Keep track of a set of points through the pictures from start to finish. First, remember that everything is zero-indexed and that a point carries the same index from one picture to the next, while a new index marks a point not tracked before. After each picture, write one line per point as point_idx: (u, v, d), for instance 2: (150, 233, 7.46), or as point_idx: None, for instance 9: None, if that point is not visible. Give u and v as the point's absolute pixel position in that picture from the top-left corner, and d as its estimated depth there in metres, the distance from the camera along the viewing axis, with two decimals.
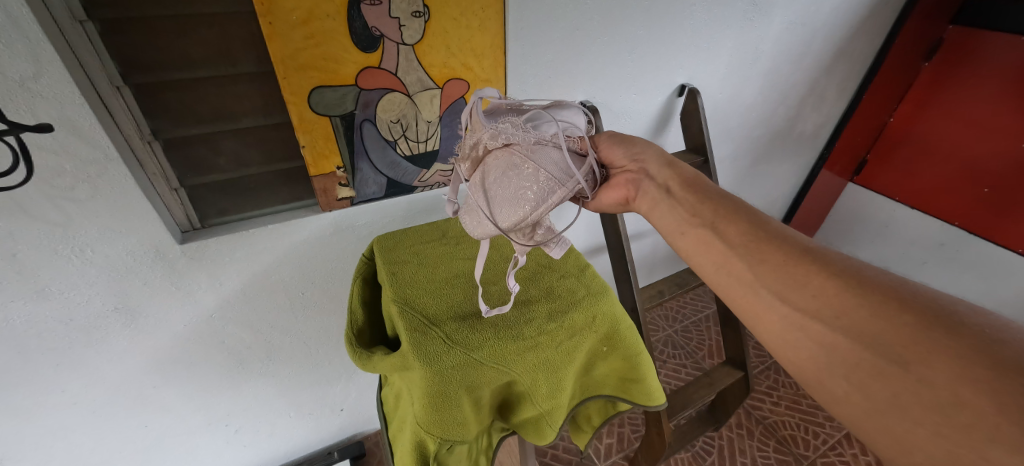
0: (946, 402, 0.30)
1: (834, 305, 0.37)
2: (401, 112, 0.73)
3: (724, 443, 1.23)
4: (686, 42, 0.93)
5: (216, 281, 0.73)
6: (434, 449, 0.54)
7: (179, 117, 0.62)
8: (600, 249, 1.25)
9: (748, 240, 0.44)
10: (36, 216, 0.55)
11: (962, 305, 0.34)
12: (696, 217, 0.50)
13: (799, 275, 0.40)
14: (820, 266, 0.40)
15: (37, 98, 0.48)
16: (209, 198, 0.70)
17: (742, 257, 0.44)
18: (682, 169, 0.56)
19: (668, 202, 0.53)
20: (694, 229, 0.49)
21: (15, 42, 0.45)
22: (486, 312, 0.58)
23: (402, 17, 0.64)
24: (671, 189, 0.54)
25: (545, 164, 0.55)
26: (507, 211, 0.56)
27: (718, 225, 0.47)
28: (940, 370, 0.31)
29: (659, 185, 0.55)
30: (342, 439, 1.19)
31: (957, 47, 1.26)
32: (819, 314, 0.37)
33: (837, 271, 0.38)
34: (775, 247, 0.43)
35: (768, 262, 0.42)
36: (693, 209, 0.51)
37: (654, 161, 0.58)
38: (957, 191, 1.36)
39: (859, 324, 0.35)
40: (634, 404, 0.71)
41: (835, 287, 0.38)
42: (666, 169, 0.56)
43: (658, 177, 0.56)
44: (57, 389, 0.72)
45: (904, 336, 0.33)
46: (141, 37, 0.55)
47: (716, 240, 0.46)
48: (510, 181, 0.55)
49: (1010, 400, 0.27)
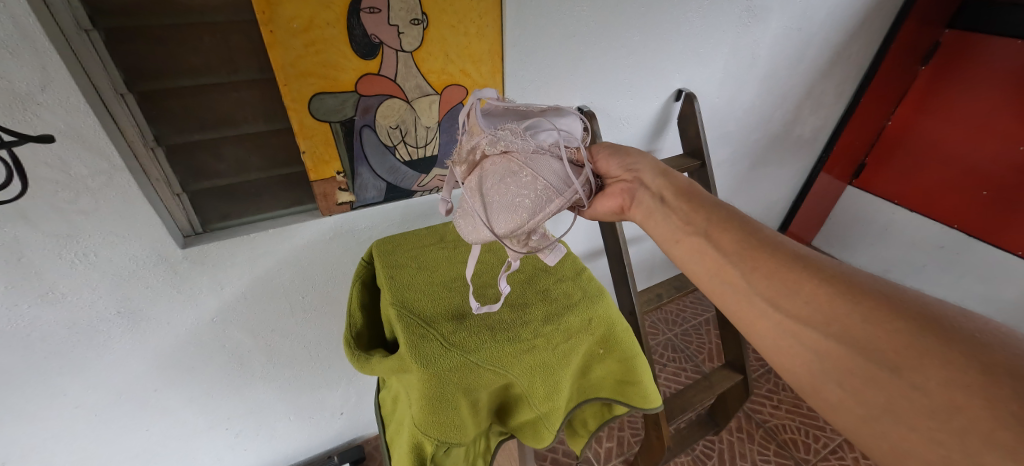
0: (938, 408, 0.30)
1: (826, 311, 0.37)
2: (400, 118, 0.74)
3: (724, 447, 1.23)
4: (682, 48, 0.94)
5: (217, 285, 0.74)
6: (431, 451, 0.54)
7: (181, 125, 0.63)
8: (599, 253, 1.26)
9: (741, 246, 0.45)
10: (39, 221, 0.56)
11: (954, 311, 0.34)
12: (690, 225, 0.50)
13: (791, 282, 0.40)
14: (811, 273, 0.40)
15: (42, 107, 0.50)
16: (211, 203, 0.71)
17: (735, 264, 0.44)
18: (676, 179, 0.57)
19: (663, 210, 0.54)
20: (688, 235, 0.50)
21: (23, 52, 0.46)
22: (474, 310, 0.59)
23: (400, 25, 0.65)
24: (665, 197, 0.55)
25: (544, 172, 0.57)
26: (504, 217, 0.56)
27: (712, 233, 0.48)
28: (931, 376, 0.31)
29: (653, 194, 0.56)
30: (342, 442, 1.19)
31: (954, 52, 1.27)
32: (811, 320, 0.38)
33: (828, 277, 0.39)
34: (768, 254, 0.43)
35: (761, 269, 0.43)
36: (687, 218, 0.51)
37: (649, 170, 0.58)
38: (958, 194, 1.36)
39: (849, 330, 0.36)
40: (631, 406, 0.71)
41: (826, 292, 0.38)
42: (660, 177, 0.57)
43: (652, 186, 0.57)
44: (60, 392, 0.72)
45: (895, 342, 0.33)
46: (145, 46, 0.56)
47: (711, 248, 0.47)
48: (509, 187, 0.56)
49: (1003, 404, 0.28)
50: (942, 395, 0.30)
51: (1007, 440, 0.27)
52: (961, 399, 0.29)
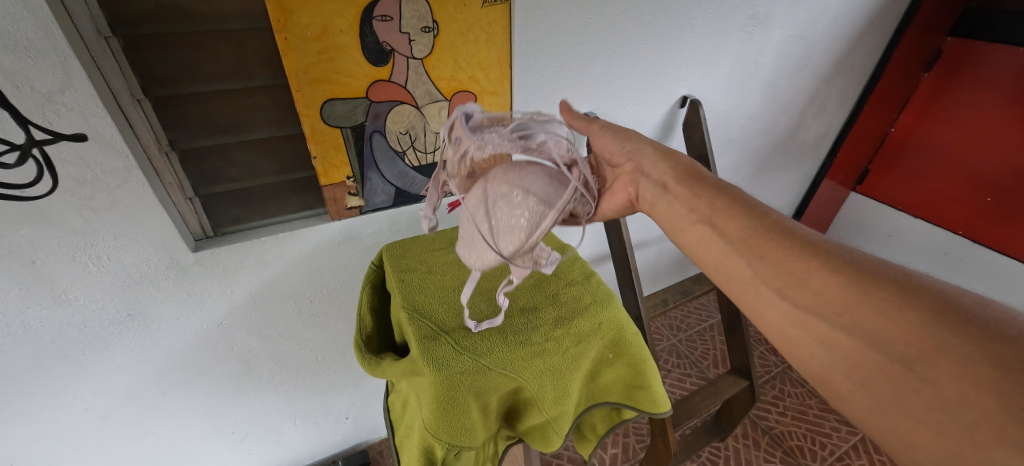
0: (947, 400, 0.31)
1: (837, 301, 0.38)
2: (409, 123, 0.75)
3: (731, 454, 1.22)
4: (687, 56, 0.95)
5: (227, 288, 0.75)
6: (442, 455, 0.54)
7: (195, 130, 0.64)
8: (604, 258, 1.26)
9: (746, 235, 0.45)
10: (55, 223, 0.57)
11: (968, 299, 0.34)
12: (695, 214, 0.50)
13: (800, 272, 0.41)
14: (820, 262, 0.40)
15: (62, 110, 0.51)
16: (223, 207, 0.72)
17: (741, 252, 0.45)
18: (676, 158, 0.57)
19: (666, 200, 0.54)
20: (693, 224, 0.50)
21: (43, 55, 0.47)
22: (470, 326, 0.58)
23: (412, 33, 0.66)
24: (665, 184, 0.55)
25: (533, 188, 0.55)
26: (500, 238, 0.56)
27: (717, 222, 0.48)
28: (944, 371, 0.31)
29: (655, 184, 0.56)
30: (348, 447, 1.19)
31: (954, 59, 1.28)
32: (821, 310, 0.38)
33: (838, 267, 0.39)
34: (775, 242, 0.43)
35: (768, 258, 0.43)
36: (690, 207, 0.51)
37: (648, 157, 0.58)
38: (961, 199, 1.36)
39: (862, 321, 0.36)
40: (640, 411, 0.70)
41: (837, 283, 0.38)
42: (659, 165, 0.56)
43: (652, 175, 0.57)
44: (69, 395, 0.73)
45: (906, 332, 0.34)
46: (165, 54, 0.57)
47: (716, 237, 0.47)
48: (501, 205, 0.56)
49: (1011, 396, 0.28)
50: (951, 388, 0.31)
51: (1015, 433, 0.27)
52: (970, 393, 0.30)
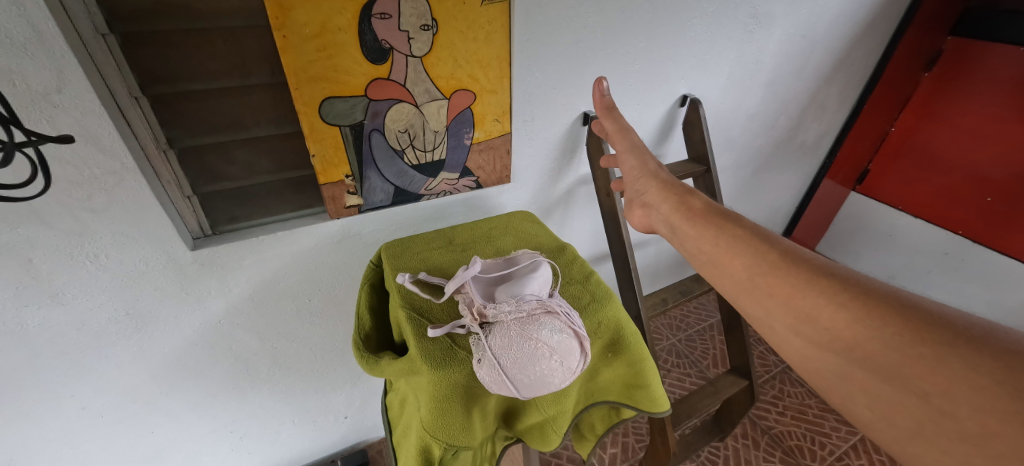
0: None
1: (847, 337, 0.39)
2: (409, 121, 0.75)
3: (730, 453, 1.21)
4: (687, 55, 0.95)
5: (225, 287, 0.74)
6: (439, 455, 0.54)
7: (193, 128, 0.64)
8: (603, 257, 1.26)
9: (754, 274, 0.48)
10: (51, 222, 0.56)
11: (981, 329, 0.35)
12: (703, 252, 0.54)
13: (807, 309, 0.42)
14: (826, 296, 0.42)
15: (58, 108, 0.50)
16: (222, 205, 0.72)
17: (753, 289, 0.48)
18: (675, 189, 0.63)
19: (676, 237, 0.59)
20: (704, 261, 0.53)
21: (38, 52, 0.47)
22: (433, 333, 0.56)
23: (411, 31, 0.66)
24: (672, 222, 0.60)
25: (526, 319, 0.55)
26: (488, 361, 0.52)
27: (723, 260, 0.51)
28: (962, 402, 0.33)
29: (665, 218, 0.62)
30: (346, 447, 1.19)
31: (955, 59, 1.28)
32: (832, 345, 0.40)
33: (844, 301, 0.40)
34: (782, 279, 0.46)
35: (778, 295, 0.45)
36: (698, 244, 0.55)
37: (656, 195, 0.64)
38: (962, 200, 1.36)
39: (873, 355, 0.38)
40: (638, 410, 0.70)
41: (845, 318, 0.40)
42: (667, 201, 0.62)
43: (661, 209, 0.63)
44: (66, 394, 0.72)
45: (916, 366, 0.35)
46: (163, 51, 0.57)
47: (725, 275, 0.50)
48: (497, 335, 0.53)
49: None
50: None
51: None
52: None
